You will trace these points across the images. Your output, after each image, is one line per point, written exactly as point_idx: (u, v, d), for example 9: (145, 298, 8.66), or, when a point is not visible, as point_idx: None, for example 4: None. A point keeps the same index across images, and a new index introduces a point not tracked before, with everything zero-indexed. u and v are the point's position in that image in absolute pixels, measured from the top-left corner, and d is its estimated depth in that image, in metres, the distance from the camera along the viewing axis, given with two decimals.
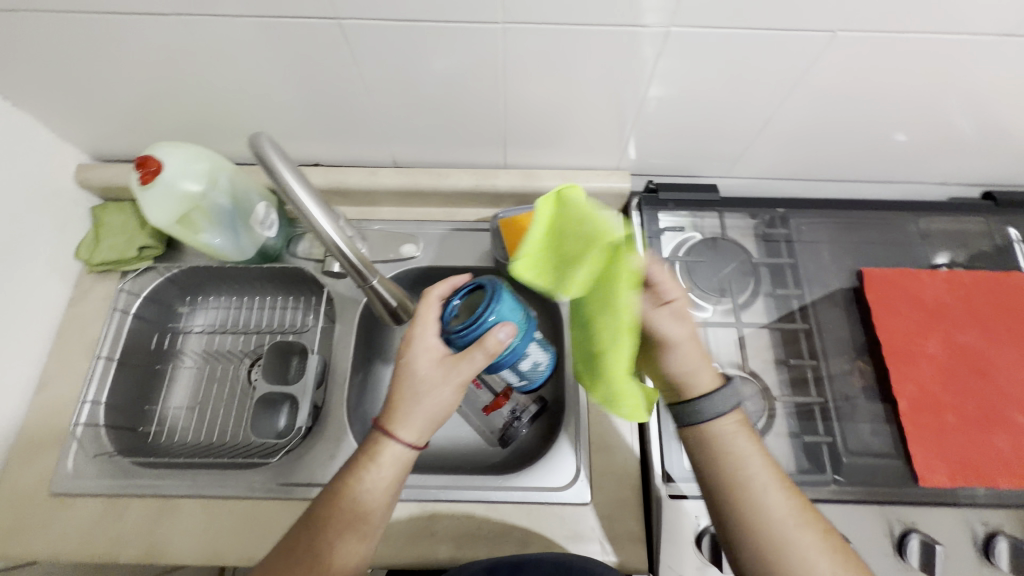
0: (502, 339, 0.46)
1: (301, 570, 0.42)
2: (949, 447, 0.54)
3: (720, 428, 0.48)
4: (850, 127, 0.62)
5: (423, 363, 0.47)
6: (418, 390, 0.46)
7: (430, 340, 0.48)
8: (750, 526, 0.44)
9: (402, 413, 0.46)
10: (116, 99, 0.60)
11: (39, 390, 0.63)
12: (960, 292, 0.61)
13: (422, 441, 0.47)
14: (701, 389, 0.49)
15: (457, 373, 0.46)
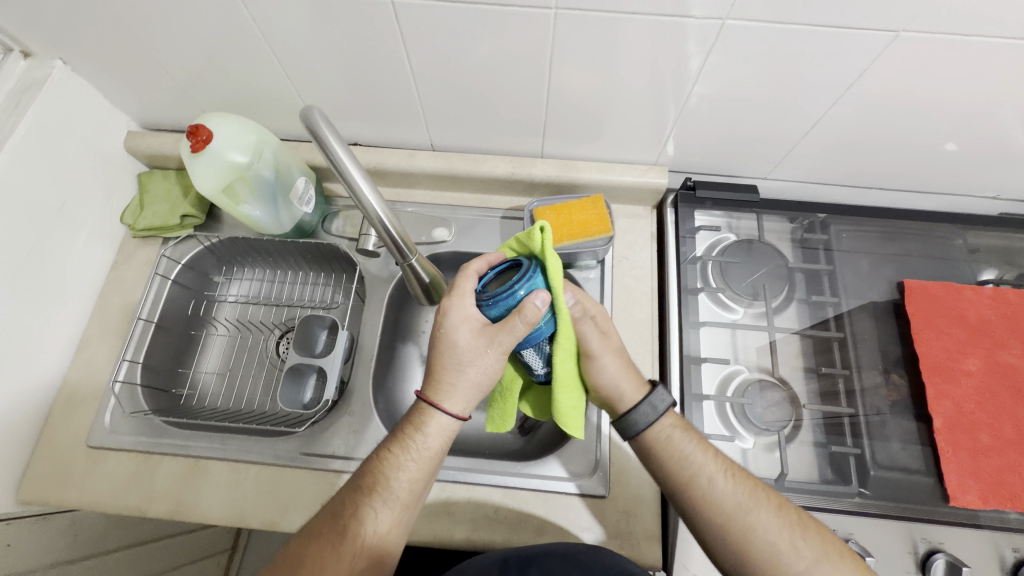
0: (539, 306, 0.43)
1: (351, 528, 0.45)
2: (985, 470, 0.53)
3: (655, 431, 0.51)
4: (904, 134, 0.60)
5: (463, 333, 0.47)
6: (460, 360, 0.47)
7: (469, 310, 0.47)
8: (705, 514, 0.47)
9: (446, 386, 0.49)
10: (168, 69, 0.61)
11: (82, 347, 0.66)
12: (1006, 311, 0.59)
13: (467, 412, 0.50)
14: (632, 398, 0.52)
15: (496, 343, 0.45)
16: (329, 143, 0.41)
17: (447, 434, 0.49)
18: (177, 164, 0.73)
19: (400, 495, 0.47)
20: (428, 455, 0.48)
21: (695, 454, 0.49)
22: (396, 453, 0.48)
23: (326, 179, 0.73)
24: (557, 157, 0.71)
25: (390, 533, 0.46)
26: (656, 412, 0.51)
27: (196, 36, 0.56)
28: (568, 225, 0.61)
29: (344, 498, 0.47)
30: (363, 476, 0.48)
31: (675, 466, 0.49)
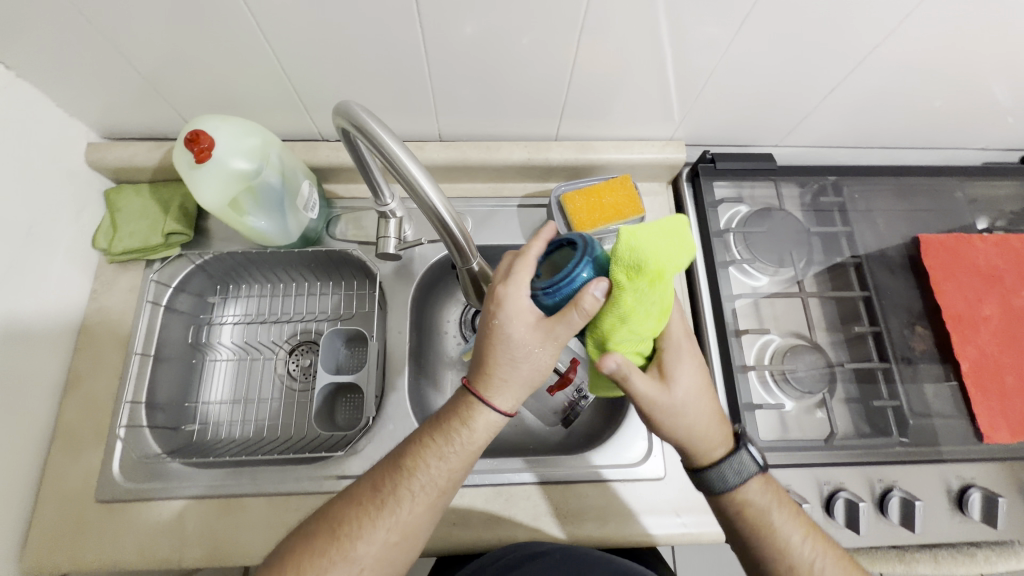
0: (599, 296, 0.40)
1: (384, 508, 0.44)
2: (1010, 406, 0.57)
3: (746, 493, 0.48)
4: (912, 96, 0.61)
5: (516, 325, 0.43)
6: (513, 355, 0.44)
7: (523, 301, 0.43)
8: None
9: (494, 381, 0.45)
10: (137, 69, 0.54)
11: (69, 390, 0.59)
12: (1011, 257, 0.63)
13: (514, 407, 0.47)
14: (714, 452, 0.48)
15: (554, 336, 0.42)
16: (383, 142, 0.39)
17: (493, 429, 0.47)
18: (151, 176, 0.65)
19: (437, 483, 0.45)
20: (472, 447, 0.46)
21: (788, 524, 0.47)
22: (438, 441, 0.46)
23: (326, 179, 0.68)
24: (571, 139, 0.68)
25: (425, 517, 0.45)
26: (740, 475, 0.48)
27: (174, 29, 0.49)
28: (599, 209, 0.60)
29: (385, 473, 0.46)
30: (406, 455, 0.46)
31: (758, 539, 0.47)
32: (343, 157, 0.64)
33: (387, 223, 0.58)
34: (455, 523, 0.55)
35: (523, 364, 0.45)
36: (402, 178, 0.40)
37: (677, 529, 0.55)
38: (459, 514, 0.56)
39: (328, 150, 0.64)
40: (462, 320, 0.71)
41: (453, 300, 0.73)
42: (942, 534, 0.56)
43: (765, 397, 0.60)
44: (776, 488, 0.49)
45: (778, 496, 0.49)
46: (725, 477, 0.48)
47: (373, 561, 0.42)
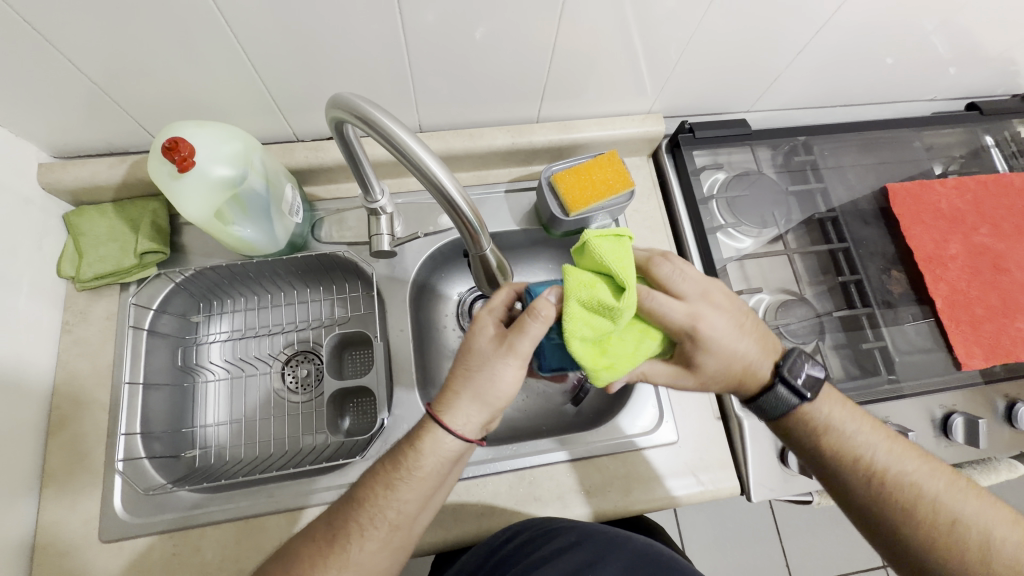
0: (553, 300, 0.42)
1: (326, 549, 0.43)
2: (981, 335, 0.62)
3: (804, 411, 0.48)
4: (872, 55, 0.64)
5: (480, 339, 0.45)
6: (471, 366, 0.44)
7: (488, 321, 0.46)
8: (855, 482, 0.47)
9: (452, 399, 0.44)
10: (94, 81, 0.50)
11: (54, 432, 0.55)
12: (969, 198, 0.68)
13: (469, 433, 0.44)
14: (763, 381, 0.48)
15: (509, 343, 0.43)
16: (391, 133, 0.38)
17: (444, 454, 0.45)
18: (115, 195, 0.62)
19: (387, 514, 0.44)
20: (420, 475, 0.45)
21: (849, 429, 0.48)
22: (388, 469, 0.45)
23: (306, 182, 0.66)
24: (552, 119, 0.69)
25: (376, 551, 0.44)
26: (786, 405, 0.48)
27: (130, 35, 0.46)
28: (591, 186, 0.60)
29: (340, 508, 0.46)
30: (357, 488, 0.46)
31: (827, 453, 0.48)
32: (322, 157, 0.62)
33: (379, 220, 0.57)
34: (483, 513, 0.56)
35: (487, 380, 0.43)
36: (410, 163, 0.39)
37: (696, 489, 0.57)
38: (485, 503, 0.56)
39: (306, 151, 0.62)
40: (460, 311, 0.71)
41: (447, 293, 0.72)
42: (932, 459, 0.60)
43: None
44: (831, 397, 0.50)
45: (833, 406, 0.49)
46: (778, 407, 0.48)
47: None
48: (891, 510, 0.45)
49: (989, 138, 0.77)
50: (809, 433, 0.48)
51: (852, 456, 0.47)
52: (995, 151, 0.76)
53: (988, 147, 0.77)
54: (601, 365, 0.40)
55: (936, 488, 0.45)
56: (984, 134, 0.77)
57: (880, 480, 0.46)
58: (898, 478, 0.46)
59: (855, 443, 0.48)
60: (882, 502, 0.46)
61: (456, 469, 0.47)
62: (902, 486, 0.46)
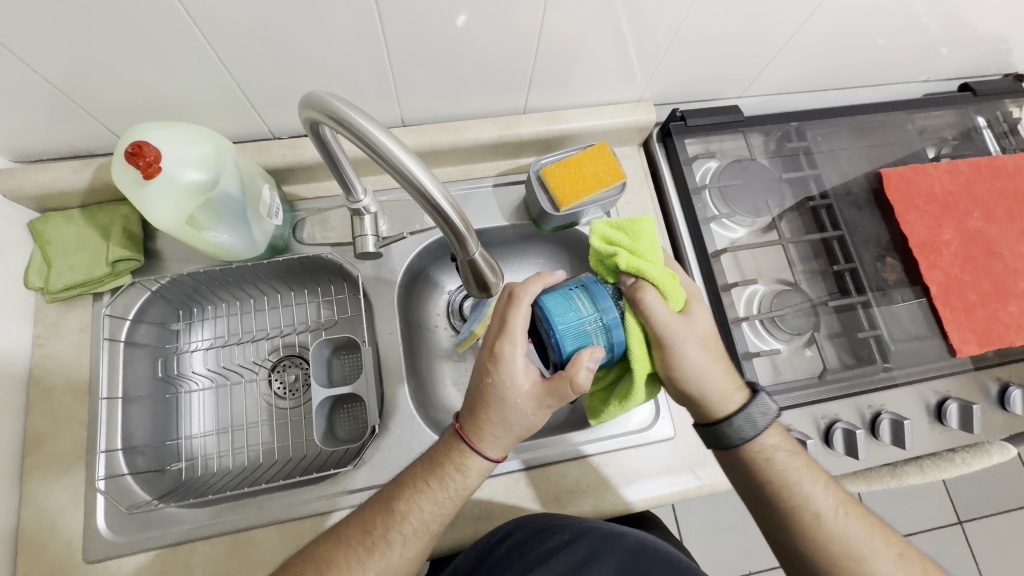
0: (591, 366, 0.41)
1: (362, 554, 0.43)
2: (975, 320, 0.62)
3: (755, 450, 0.49)
4: (864, 37, 0.63)
5: (514, 390, 0.44)
6: (509, 419, 0.45)
7: (521, 368, 0.44)
8: (801, 530, 0.47)
9: (490, 440, 0.46)
10: (51, 82, 0.47)
11: (30, 452, 0.53)
12: (962, 181, 0.67)
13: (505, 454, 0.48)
14: (729, 406, 0.49)
15: (549, 406, 0.44)
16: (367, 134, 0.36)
17: (484, 477, 0.48)
18: (82, 201, 0.58)
19: (430, 527, 0.46)
20: (463, 492, 0.47)
21: (800, 480, 0.48)
22: (433, 487, 0.46)
23: (285, 181, 0.63)
24: (539, 110, 0.66)
25: (414, 559, 0.45)
26: (752, 432, 0.48)
27: (83, 31, 0.42)
28: (581, 180, 0.59)
29: (375, 514, 0.45)
30: (394, 497, 0.46)
31: (769, 496, 0.48)
32: (300, 155, 0.60)
33: (363, 220, 0.54)
34: (479, 515, 0.55)
35: (525, 424, 0.46)
36: (389, 165, 0.37)
37: (693, 485, 0.57)
38: (481, 507, 0.55)
39: (283, 150, 0.59)
40: (450, 309, 0.70)
41: (436, 292, 0.70)
42: (926, 446, 0.60)
43: (758, 344, 0.62)
44: (789, 444, 0.50)
45: (799, 462, 0.49)
46: (733, 436, 0.48)
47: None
48: (819, 563, 0.46)
49: (980, 119, 0.76)
50: (760, 475, 0.48)
51: (795, 508, 0.47)
52: (986, 133, 0.75)
53: (980, 128, 0.76)
54: (635, 262, 0.44)
55: (876, 553, 0.45)
56: (976, 115, 0.77)
57: (818, 532, 0.46)
58: (837, 533, 0.46)
59: (800, 495, 0.47)
60: (810, 552, 0.46)
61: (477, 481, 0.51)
62: (841, 545, 0.45)
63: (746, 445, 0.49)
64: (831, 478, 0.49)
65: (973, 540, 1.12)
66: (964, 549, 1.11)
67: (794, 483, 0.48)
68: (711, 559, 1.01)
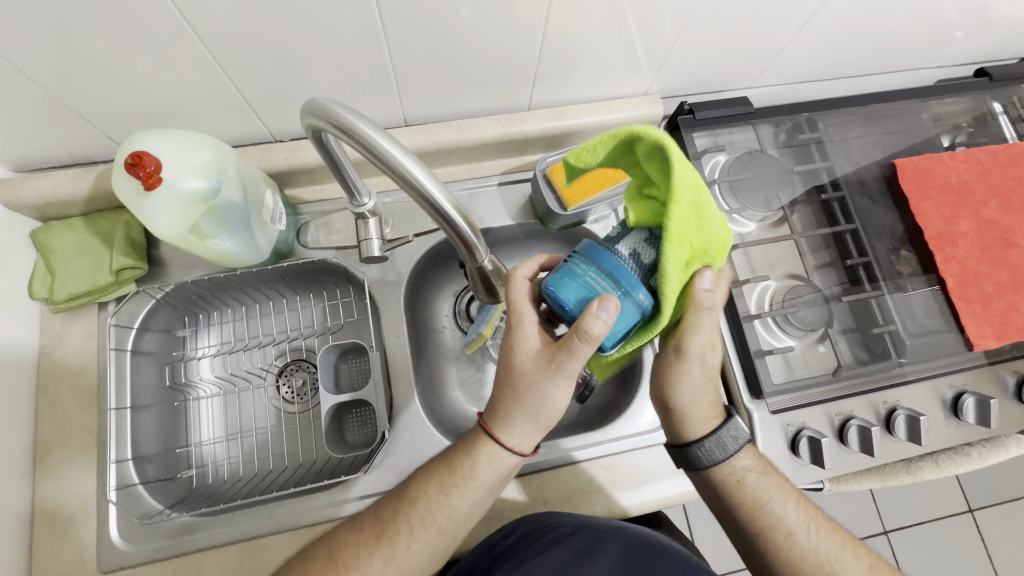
0: (605, 317, 0.36)
1: (367, 545, 0.44)
2: (993, 314, 0.60)
3: (726, 472, 0.48)
4: (876, 25, 0.61)
5: (523, 355, 0.43)
6: (520, 387, 0.43)
7: (530, 335, 0.44)
8: (774, 549, 0.48)
9: (504, 417, 0.44)
10: (47, 90, 0.46)
11: (41, 463, 0.53)
12: (979, 170, 0.65)
13: (524, 446, 0.45)
14: (700, 430, 0.49)
15: (558, 364, 0.41)
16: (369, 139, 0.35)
17: (500, 468, 0.45)
18: (83, 209, 0.58)
19: (437, 518, 0.45)
20: (475, 486, 0.45)
21: (772, 501, 0.48)
22: (443, 474, 0.45)
23: (287, 185, 0.62)
24: (543, 106, 0.65)
25: (421, 554, 0.45)
26: (729, 452, 0.48)
27: (77, 36, 0.41)
28: (589, 178, 0.58)
29: (388, 510, 0.45)
30: (409, 489, 0.46)
31: (744, 515, 0.48)
32: (302, 158, 0.59)
33: (367, 224, 0.53)
34: (491, 519, 0.54)
35: (550, 399, 0.43)
36: (390, 169, 0.36)
37: None
38: (493, 509, 0.55)
39: (284, 153, 0.58)
40: (456, 310, 0.69)
41: (442, 293, 0.70)
42: (942, 442, 0.60)
43: (771, 341, 0.61)
44: (760, 463, 0.49)
45: (771, 484, 0.49)
46: (705, 457, 0.48)
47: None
48: None
49: (996, 105, 0.74)
50: (732, 497, 0.48)
51: (768, 527, 0.48)
52: (1002, 119, 0.73)
53: (996, 114, 0.74)
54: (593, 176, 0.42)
55: (845, 564, 0.47)
56: (992, 101, 0.75)
57: (788, 551, 0.47)
58: (805, 550, 0.47)
59: (773, 514, 0.48)
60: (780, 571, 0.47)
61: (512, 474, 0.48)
62: (811, 560, 0.47)
63: (720, 468, 0.48)
64: (801, 494, 0.50)
65: (984, 529, 1.11)
66: (975, 538, 1.11)
67: (766, 505, 0.48)
68: (721, 552, 1.01)
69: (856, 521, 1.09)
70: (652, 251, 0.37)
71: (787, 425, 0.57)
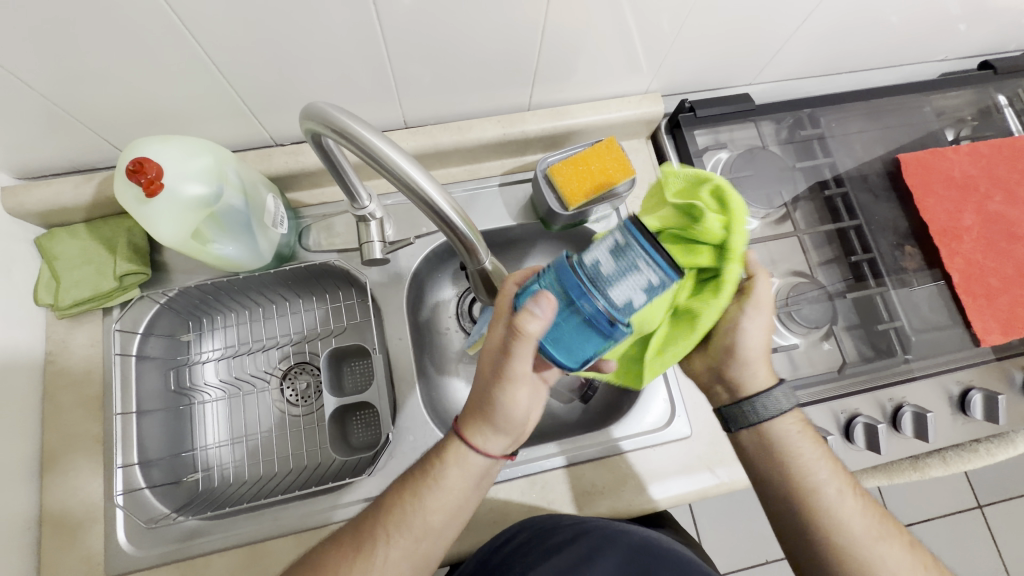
0: (535, 313, 0.36)
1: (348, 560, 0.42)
2: (999, 309, 0.60)
3: (775, 430, 0.47)
4: (875, 21, 0.61)
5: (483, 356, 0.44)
6: (479, 389, 0.44)
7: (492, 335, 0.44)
8: (813, 520, 0.45)
9: (468, 417, 0.46)
10: (48, 98, 0.46)
11: (48, 468, 0.53)
12: (984, 164, 0.65)
13: (480, 446, 0.45)
14: (755, 386, 0.48)
15: (500, 367, 0.40)
16: (367, 143, 0.35)
17: (464, 468, 0.46)
18: (87, 215, 0.58)
19: (412, 525, 0.44)
20: (448, 486, 0.45)
21: (813, 466, 0.46)
22: (416, 479, 0.46)
23: (288, 188, 0.62)
24: (543, 105, 0.65)
25: (402, 561, 0.44)
26: (782, 409, 0.47)
27: (78, 45, 0.42)
28: (589, 177, 0.58)
29: (365, 517, 0.45)
30: (383, 497, 0.46)
31: (788, 479, 0.47)
32: (303, 161, 0.59)
33: (369, 226, 0.53)
34: (496, 520, 0.55)
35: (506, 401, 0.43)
36: (388, 172, 0.36)
37: (711, 483, 0.56)
38: (498, 511, 0.55)
39: (285, 157, 0.59)
40: (459, 311, 0.69)
41: (445, 294, 0.70)
42: (950, 438, 0.59)
43: (775, 339, 0.61)
44: (805, 428, 0.48)
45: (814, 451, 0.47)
46: (760, 411, 0.47)
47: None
48: (827, 556, 0.45)
49: (1001, 97, 0.74)
50: (773, 459, 0.47)
51: (806, 494, 0.46)
52: (1007, 112, 0.73)
53: (1001, 107, 0.73)
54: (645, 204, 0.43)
55: (885, 548, 0.44)
56: (997, 94, 0.74)
57: (828, 524, 0.45)
58: (846, 527, 0.45)
59: (813, 478, 0.46)
60: (816, 544, 0.45)
61: (487, 477, 0.48)
62: (852, 534, 0.44)
63: (768, 425, 0.48)
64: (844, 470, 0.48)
65: (993, 524, 1.11)
66: (984, 534, 1.10)
67: (807, 471, 0.46)
68: (727, 550, 1.01)
69: None
70: (614, 262, 0.33)
71: None
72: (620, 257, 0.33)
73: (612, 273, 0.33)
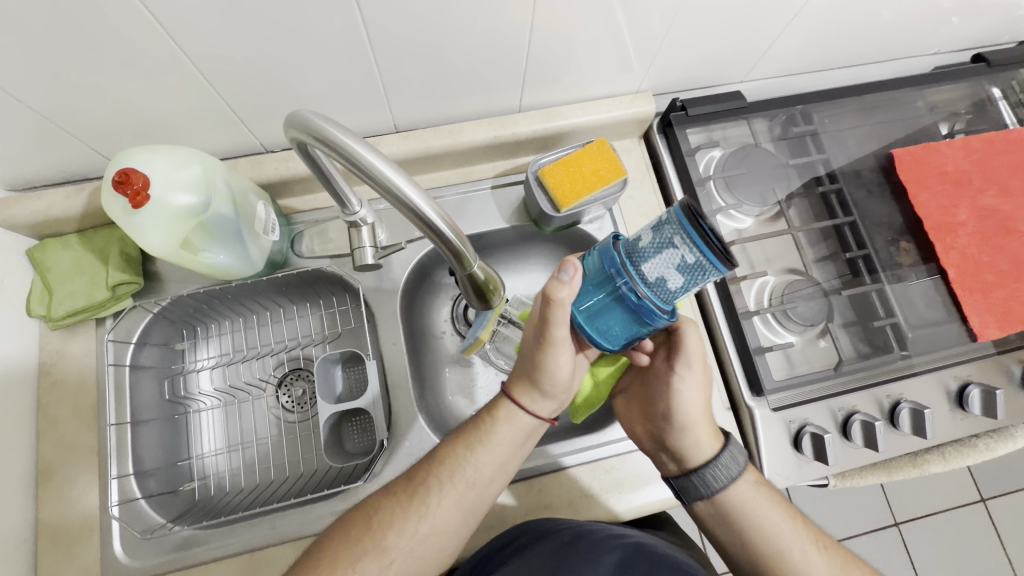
0: (563, 278, 0.40)
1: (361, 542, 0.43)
2: (996, 304, 0.60)
3: (730, 494, 0.49)
4: (866, 16, 0.61)
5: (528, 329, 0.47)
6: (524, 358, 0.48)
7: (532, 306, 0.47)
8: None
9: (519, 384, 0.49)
10: (36, 110, 0.46)
11: (43, 480, 0.53)
12: (978, 157, 0.64)
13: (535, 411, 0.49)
14: (703, 455, 0.50)
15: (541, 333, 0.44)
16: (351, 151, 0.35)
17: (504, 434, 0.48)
18: (78, 226, 0.58)
19: (451, 490, 0.46)
20: (497, 441, 0.48)
21: (778, 525, 0.48)
22: (468, 433, 0.48)
23: (280, 195, 0.62)
24: (534, 107, 0.65)
25: (437, 524, 0.45)
26: (736, 470, 0.49)
27: (62, 56, 0.41)
28: (580, 179, 0.57)
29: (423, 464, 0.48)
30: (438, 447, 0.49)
31: (765, 548, 0.48)
32: (293, 168, 0.59)
33: (359, 232, 0.53)
34: (493, 524, 0.54)
35: (556, 366, 0.46)
36: (371, 178, 0.35)
37: None
38: (494, 515, 0.55)
39: (275, 163, 0.58)
40: (454, 315, 0.69)
41: (439, 298, 0.69)
42: (949, 434, 0.59)
43: (770, 337, 0.61)
44: (761, 487, 0.49)
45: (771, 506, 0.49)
46: (716, 479, 0.48)
47: (402, 556, 0.44)
48: None
49: (995, 90, 0.73)
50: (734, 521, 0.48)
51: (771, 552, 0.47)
52: (1001, 104, 0.73)
53: (994, 99, 0.73)
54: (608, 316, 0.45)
55: None
56: (990, 86, 0.74)
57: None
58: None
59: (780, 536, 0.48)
60: None
61: (533, 438, 0.50)
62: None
63: (722, 490, 0.49)
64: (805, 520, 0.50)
65: (996, 517, 1.10)
66: (987, 526, 1.10)
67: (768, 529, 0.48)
68: None
69: (865, 512, 1.08)
70: (678, 276, 0.35)
71: (790, 422, 0.56)
72: (690, 274, 0.35)
73: (680, 286, 0.36)
